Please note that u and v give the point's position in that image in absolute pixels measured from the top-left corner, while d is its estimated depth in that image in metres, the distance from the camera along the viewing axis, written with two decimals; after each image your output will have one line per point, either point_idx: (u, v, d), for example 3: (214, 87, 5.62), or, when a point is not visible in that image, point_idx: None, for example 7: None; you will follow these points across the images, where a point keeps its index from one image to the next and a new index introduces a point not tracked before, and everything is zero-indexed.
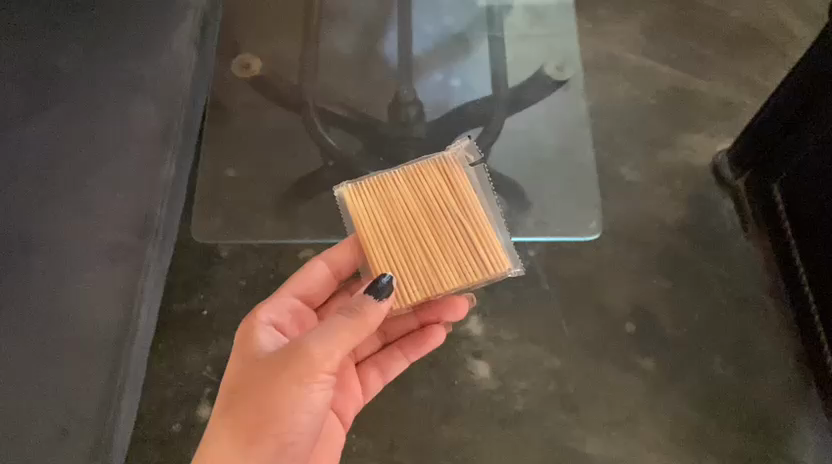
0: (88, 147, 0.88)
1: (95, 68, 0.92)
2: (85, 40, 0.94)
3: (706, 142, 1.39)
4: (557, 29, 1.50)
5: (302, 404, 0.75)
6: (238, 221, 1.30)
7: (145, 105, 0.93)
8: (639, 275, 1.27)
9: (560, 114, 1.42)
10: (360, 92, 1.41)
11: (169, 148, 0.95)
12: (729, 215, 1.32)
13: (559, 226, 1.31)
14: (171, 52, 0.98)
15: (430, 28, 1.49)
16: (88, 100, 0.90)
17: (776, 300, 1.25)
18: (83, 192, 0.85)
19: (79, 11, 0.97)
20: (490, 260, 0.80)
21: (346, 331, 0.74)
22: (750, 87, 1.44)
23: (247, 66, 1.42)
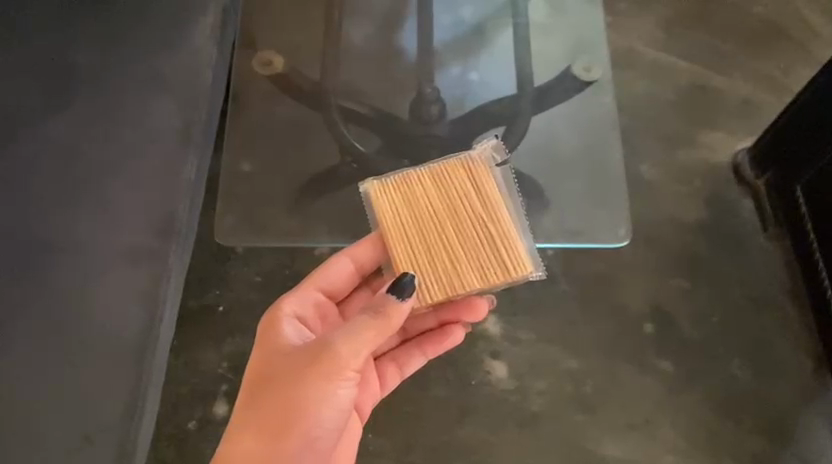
0: (107, 149, 0.87)
1: (114, 67, 0.92)
2: (103, 38, 0.93)
3: (726, 140, 1.37)
4: (583, 25, 1.45)
5: (328, 401, 0.75)
6: (253, 217, 1.29)
7: (165, 105, 0.92)
8: (657, 275, 1.25)
9: (587, 114, 1.39)
10: (376, 85, 1.38)
11: (191, 146, 0.93)
12: (748, 215, 1.30)
13: (585, 233, 1.28)
14: (192, 49, 0.97)
15: (447, 20, 1.46)
16: (107, 100, 0.89)
17: (795, 302, 1.24)
18: (101, 195, 0.85)
19: (97, 8, 0.95)
20: (513, 264, 0.78)
21: (371, 330, 0.74)
22: (769, 85, 1.42)
23: (268, 64, 1.38)
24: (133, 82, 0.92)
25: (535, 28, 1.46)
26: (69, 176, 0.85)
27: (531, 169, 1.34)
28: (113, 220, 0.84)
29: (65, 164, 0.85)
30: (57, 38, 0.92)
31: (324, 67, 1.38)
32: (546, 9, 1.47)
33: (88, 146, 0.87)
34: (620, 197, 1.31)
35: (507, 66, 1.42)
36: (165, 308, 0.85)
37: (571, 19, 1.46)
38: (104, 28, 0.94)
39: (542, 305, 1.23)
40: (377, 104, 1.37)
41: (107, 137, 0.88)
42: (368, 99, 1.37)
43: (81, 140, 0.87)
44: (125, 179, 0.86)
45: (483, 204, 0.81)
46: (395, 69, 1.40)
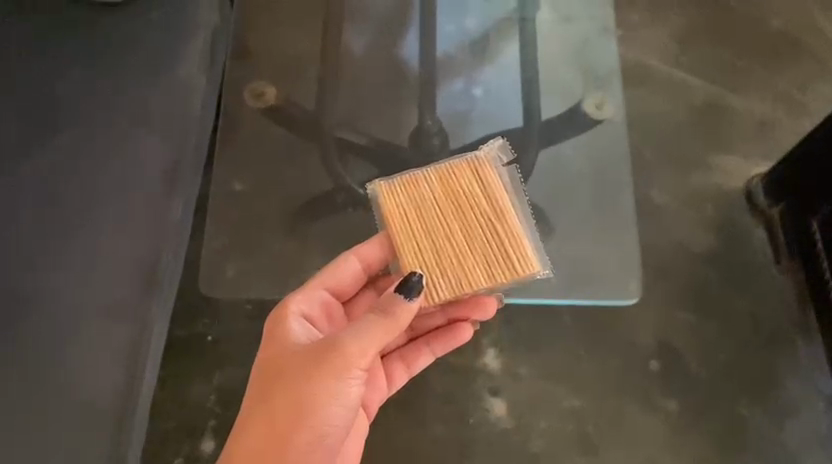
0: (86, 195, 0.81)
1: (98, 102, 0.86)
2: (86, 70, 0.87)
3: (740, 164, 1.31)
4: (595, 54, 1.35)
5: (337, 401, 0.72)
6: (244, 240, 1.22)
7: (151, 144, 0.86)
8: (665, 309, 1.21)
9: (600, 150, 1.28)
10: (375, 100, 1.32)
11: (178, 188, 0.87)
12: (761, 245, 1.25)
13: (591, 269, 1.20)
14: (179, 79, 0.90)
15: (452, 29, 1.39)
16: (91, 140, 0.84)
17: (807, 339, 1.19)
18: (79, 245, 0.79)
19: (79, 35, 0.89)
20: (520, 261, 0.77)
21: (379, 329, 0.72)
22: (788, 104, 1.35)
23: (261, 95, 1.30)
24: (115, 118, 0.86)
25: (543, 56, 1.36)
26: (45, 224, 0.79)
27: (534, 193, 1.25)
28: (93, 273, 0.79)
29: (41, 210, 0.80)
30: (36, 69, 0.87)
31: (320, 99, 1.30)
32: (555, 35, 1.37)
33: (66, 190, 0.81)
34: (631, 237, 1.23)
35: (513, 80, 1.35)
36: (147, 366, 0.80)
37: (581, 44, 1.36)
38: (86, 58, 0.88)
39: (543, 338, 1.19)
40: (376, 122, 1.30)
41: (86, 180, 0.82)
42: (366, 116, 1.31)
43: (59, 183, 0.81)
44: (107, 227, 0.81)
45: (489, 203, 0.80)
46: (396, 83, 1.33)
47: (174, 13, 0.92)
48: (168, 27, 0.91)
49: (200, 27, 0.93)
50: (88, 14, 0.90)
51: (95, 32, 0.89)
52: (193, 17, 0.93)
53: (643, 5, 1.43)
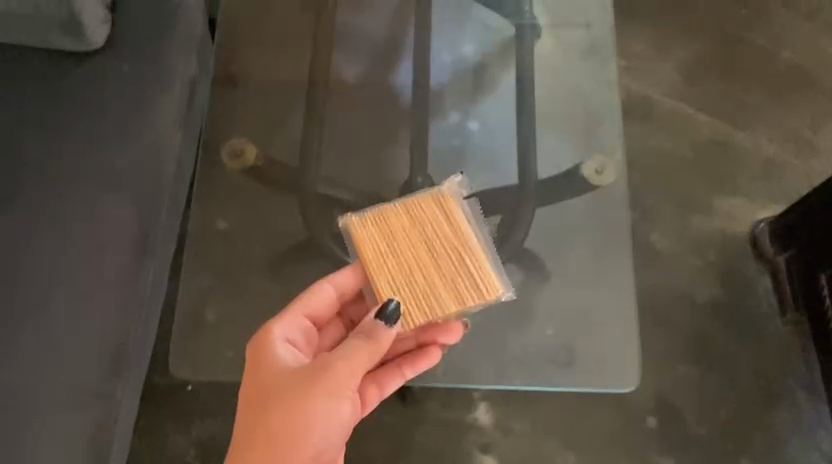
0: (47, 273, 0.75)
1: (65, 163, 0.80)
2: (52, 127, 0.81)
3: (746, 207, 1.25)
4: (599, 99, 1.25)
5: (330, 421, 0.73)
6: (229, 281, 1.16)
7: (119, 214, 0.80)
8: (663, 362, 1.16)
9: (601, 218, 1.19)
10: (366, 133, 1.23)
11: (149, 259, 0.83)
12: (765, 295, 1.21)
13: (589, 342, 1.14)
14: (151, 140, 0.83)
15: (448, 57, 1.31)
16: (56, 207, 0.78)
17: (810, 396, 1.15)
18: (36, 332, 0.73)
19: (47, 87, 0.83)
20: (486, 284, 0.77)
21: (364, 353, 0.73)
22: (797, 143, 1.30)
23: (239, 155, 1.17)
24: (82, 184, 0.79)
25: (543, 98, 1.27)
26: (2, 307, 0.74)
27: (534, 241, 1.19)
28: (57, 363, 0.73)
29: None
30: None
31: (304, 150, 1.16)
32: (555, 75, 1.28)
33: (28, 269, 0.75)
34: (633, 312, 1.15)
35: (511, 115, 1.28)
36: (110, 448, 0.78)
37: (585, 86, 1.27)
38: (50, 115, 0.82)
39: (538, 392, 1.13)
40: (367, 157, 1.22)
41: (49, 257, 0.76)
42: (356, 151, 1.22)
43: (18, 258, 0.76)
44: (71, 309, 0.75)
45: (453, 229, 0.79)
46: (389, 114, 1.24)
47: (147, 64, 0.85)
48: (141, 80, 0.85)
49: (175, 79, 0.87)
50: (56, 65, 0.84)
51: (63, 86, 0.83)
52: (168, 69, 0.86)
53: (647, 35, 1.37)
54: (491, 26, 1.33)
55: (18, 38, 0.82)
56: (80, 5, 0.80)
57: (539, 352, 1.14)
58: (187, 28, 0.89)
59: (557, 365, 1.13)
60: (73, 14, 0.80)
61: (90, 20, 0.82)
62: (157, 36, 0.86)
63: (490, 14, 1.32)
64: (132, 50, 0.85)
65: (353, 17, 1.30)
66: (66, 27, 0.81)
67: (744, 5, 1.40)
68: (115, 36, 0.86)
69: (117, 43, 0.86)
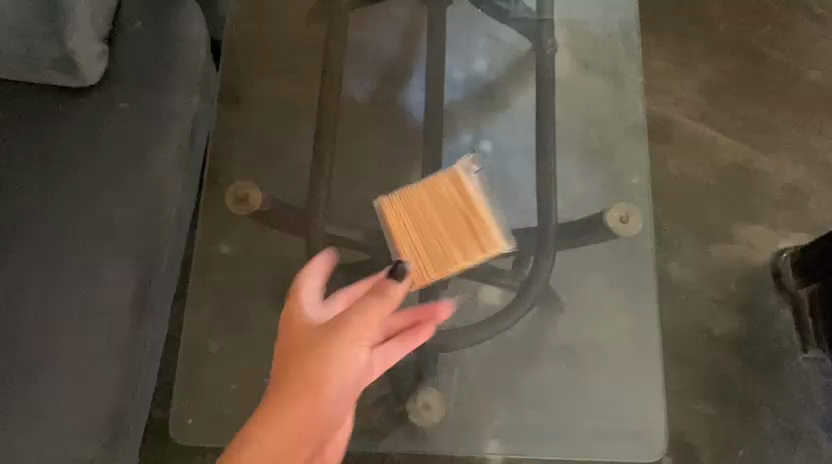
0: (48, 329, 0.76)
1: (62, 221, 0.79)
2: (49, 181, 0.80)
3: (767, 236, 1.21)
4: (619, 122, 1.17)
5: (349, 369, 0.60)
6: (233, 311, 1.09)
7: (118, 268, 0.79)
8: (679, 399, 1.13)
9: (621, 267, 1.10)
10: (375, 156, 1.19)
11: (146, 316, 0.82)
12: (786, 329, 1.16)
13: (604, 380, 1.07)
14: (150, 191, 0.82)
15: (460, 74, 1.25)
16: (53, 266, 0.78)
17: (831, 436, 1.11)
18: (35, 391, 0.74)
19: (44, 136, 0.81)
20: (489, 237, 0.79)
21: (380, 305, 0.63)
22: (822, 168, 1.25)
23: (243, 200, 1.04)
24: (81, 236, 0.79)
25: (559, 121, 1.20)
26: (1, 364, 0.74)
27: (557, 280, 1.12)
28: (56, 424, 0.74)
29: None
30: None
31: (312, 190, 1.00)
32: (572, 97, 1.21)
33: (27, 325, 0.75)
34: (654, 349, 1.07)
35: (525, 137, 1.23)
36: None
37: (604, 108, 1.19)
38: (49, 159, 0.80)
39: (556, 431, 1.05)
40: (377, 182, 1.17)
41: (48, 311, 0.76)
42: (365, 174, 1.17)
43: (16, 314, 0.76)
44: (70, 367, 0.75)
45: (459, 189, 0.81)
46: (399, 136, 1.20)
47: (146, 101, 0.84)
48: (140, 119, 0.83)
49: (176, 118, 0.85)
50: (53, 102, 0.83)
51: (60, 125, 0.82)
52: (169, 108, 0.84)
53: (669, 50, 1.32)
54: (504, 41, 1.26)
55: (9, 71, 0.79)
56: (74, 43, 0.76)
57: (553, 390, 1.07)
58: (188, 62, 0.86)
59: (570, 403, 1.06)
60: (66, 51, 0.76)
61: (85, 57, 0.78)
62: (158, 72, 0.85)
63: (504, 28, 1.25)
64: (131, 86, 0.84)
65: (365, 30, 1.22)
66: (59, 64, 0.77)
67: (770, 20, 1.35)
68: (113, 70, 0.84)
69: (116, 78, 0.84)
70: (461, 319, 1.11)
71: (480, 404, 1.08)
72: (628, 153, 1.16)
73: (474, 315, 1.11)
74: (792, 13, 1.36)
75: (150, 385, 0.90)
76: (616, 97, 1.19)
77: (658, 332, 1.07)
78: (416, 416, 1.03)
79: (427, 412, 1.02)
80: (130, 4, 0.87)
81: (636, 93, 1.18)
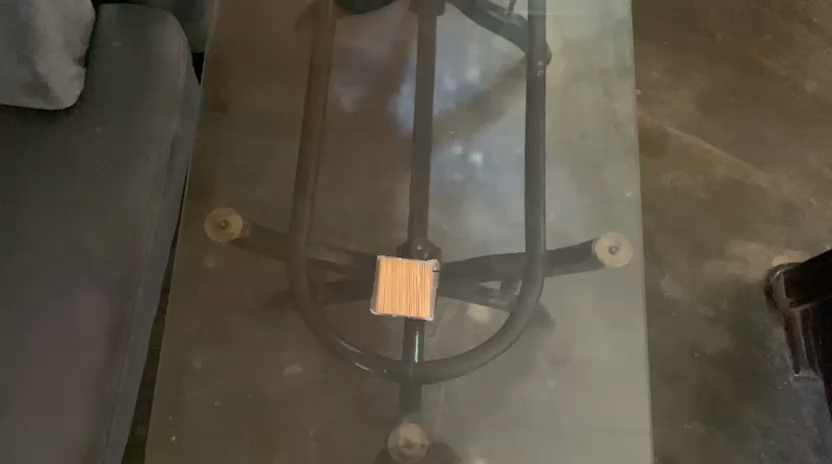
0: (16, 364, 0.74)
1: (37, 245, 0.77)
2: (23, 206, 0.78)
3: (761, 252, 1.20)
4: (610, 138, 1.15)
5: None
6: (217, 327, 1.05)
7: (92, 300, 0.78)
8: (670, 419, 1.12)
9: (614, 282, 1.08)
10: (362, 169, 1.16)
11: (123, 345, 0.80)
12: (777, 348, 1.15)
13: (593, 400, 1.04)
14: (128, 216, 0.80)
15: (451, 83, 1.21)
16: (24, 292, 0.76)
17: (821, 457, 1.10)
18: (4, 428, 0.72)
19: (20, 158, 0.79)
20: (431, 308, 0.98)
21: None
22: (817, 183, 1.24)
23: (224, 226, 1.02)
24: (53, 266, 0.77)
25: (550, 133, 1.16)
26: None
27: (547, 298, 1.10)
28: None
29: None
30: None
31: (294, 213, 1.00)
32: (565, 108, 1.17)
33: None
34: (640, 366, 1.04)
35: (516, 149, 1.18)
36: None
37: (595, 121, 1.16)
38: (21, 186, 0.79)
39: (543, 451, 1.04)
40: (365, 194, 1.16)
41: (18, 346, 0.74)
42: (353, 187, 1.16)
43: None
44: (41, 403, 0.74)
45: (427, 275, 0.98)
46: (387, 149, 1.17)
47: (123, 123, 0.81)
48: (116, 144, 0.81)
49: (154, 141, 0.82)
50: (26, 127, 0.81)
51: (33, 151, 0.80)
52: (147, 131, 0.82)
53: (665, 60, 1.30)
54: (496, 49, 1.22)
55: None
56: (46, 69, 0.74)
57: (543, 408, 1.07)
58: (166, 82, 0.84)
59: (558, 422, 1.05)
60: (38, 76, 0.74)
61: (58, 80, 0.76)
62: (134, 94, 0.82)
63: (496, 36, 1.22)
64: (107, 109, 0.81)
65: (355, 38, 1.19)
66: (30, 88, 0.75)
67: (768, 30, 1.32)
68: (88, 93, 0.82)
69: (92, 101, 0.82)
70: (447, 342, 1.09)
71: (468, 422, 1.07)
72: (618, 171, 1.14)
73: (460, 338, 1.08)
74: (790, 22, 1.33)
75: (129, 410, 0.88)
76: (607, 111, 1.16)
77: (644, 345, 1.05)
78: (398, 453, 0.99)
79: (411, 450, 0.99)
80: (107, 21, 0.84)
81: (627, 110, 1.14)
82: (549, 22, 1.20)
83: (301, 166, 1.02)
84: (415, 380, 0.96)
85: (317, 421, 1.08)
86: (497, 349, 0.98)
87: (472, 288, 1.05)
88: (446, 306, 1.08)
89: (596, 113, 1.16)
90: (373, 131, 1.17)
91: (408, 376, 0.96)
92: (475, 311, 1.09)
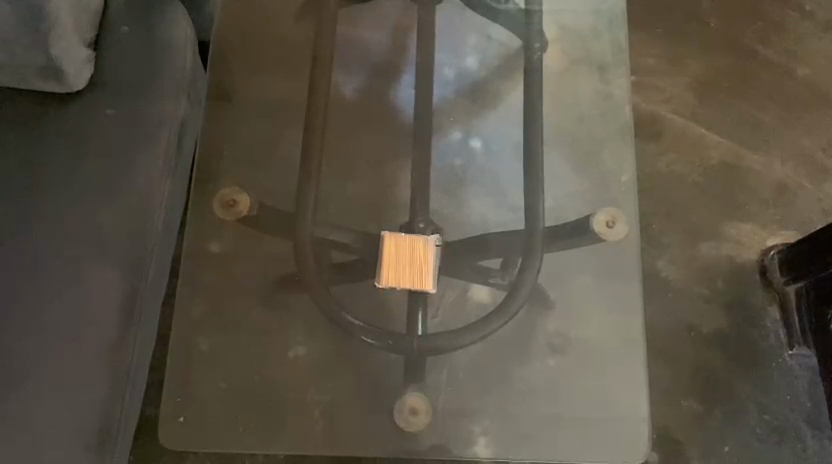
0: (31, 341, 0.76)
1: (51, 224, 0.80)
2: (36, 187, 0.81)
3: (756, 234, 1.22)
4: (607, 123, 1.17)
5: None
6: (223, 310, 1.07)
7: (102, 278, 0.80)
8: (668, 396, 1.14)
9: (614, 265, 1.11)
10: (365, 155, 1.18)
11: (135, 323, 0.82)
12: (772, 325, 1.18)
13: (593, 380, 1.06)
14: (137, 197, 0.82)
15: (451, 72, 1.23)
16: (38, 269, 0.78)
17: (815, 431, 1.13)
18: (23, 400, 0.75)
19: (33, 141, 0.82)
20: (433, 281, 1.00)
21: None
22: (810, 166, 1.26)
23: (232, 205, 1.06)
24: (65, 246, 0.79)
25: (549, 119, 1.18)
26: None
27: (545, 277, 1.12)
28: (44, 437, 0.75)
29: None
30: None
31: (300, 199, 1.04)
32: (563, 96, 1.19)
33: (10, 337, 0.76)
34: (638, 350, 1.08)
35: (515, 135, 1.20)
36: None
37: (593, 105, 1.18)
38: (33, 166, 0.81)
39: (544, 428, 1.05)
40: (366, 180, 1.18)
41: (32, 322, 0.77)
42: (356, 172, 1.18)
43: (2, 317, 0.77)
44: (56, 378, 0.76)
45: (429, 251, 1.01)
46: (388, 138, 1.19)
47: (132, 108, 0.84)
48: (127, 126, 0.83)
49: (165, 124, 0.85)
50: (39, 109, 0.83)
51: (46, 133, 0.82)
52: (157, 114, 0.84)
53: (659, 48, 1.32)
54: (495, 38, 1.24)
55: None
56: (58, 51, 0.76)
57: (544, 388, 1.07)
58: (175, 68, 0.86)
59: (558, 400, 1.06)
60: (50, 58, 0.76)
61: (70, 63, 0.79)
62: (145, 78, 0.85)
63: (494, 26, 1.24)
64: (118, 93, 0.84)
65: (355, 27, 1.21)
66: (44, 71, 0.78)
67: (760, 16, 1.35)
68: (99, 76, 0.84)
69: (103, 84, 0.84)
70: (451, 319, 1.09)
71: (472, 401, 1.07)
72: (614, 154, 1.16)
73: (463, 315, 1.09)
74: (782, 9, 1.36)
75: (140, 388, 0.90)
76: (604, 95, 1.18)
77: (642, 329, 1.09)
78: (404, 421, 1.04)
79: (415, 417, 1.04)
80: (116, 7, 0.86)
81: (623, 94, 1.17)
82: (545, 11, 1.23)
83: (309, 146, 1.05)
84: (420, 351, 1.04)
85: (322, 401, 1.06)
86: (496, 324, 1.03)
87: (472, 268, 1.08)
88: (446, 286, 1.09)
89: (594, 98, 1.18)
90: (373, 117, 1.19)
91: (412, 350, 1.03)
92: (476, 289, 1.10)
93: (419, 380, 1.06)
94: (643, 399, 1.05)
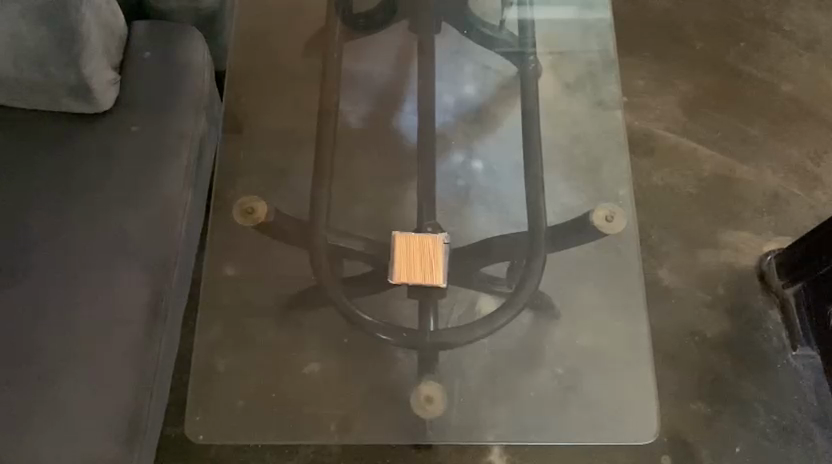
0: (59, 339, 0.81)
1: (83, 229, 0.86)
2: (70, 196, 0.87)
3: (752, 241, 1.26)
4: (599, 133, 1.21)
5: None
6: (241, 335, 1.07)
7: (131, 279, 0.85)
8: (677, 399, 1.15)
9: (618, 279, 1.15)
10: (370, 177, 1.23)
11: (160, 323, 0.85)
12: (774, 328, 1.21)
13: (603, 380, 1.07)
14: (161, 203, 0.88)
15: (449, 98, 1.28)
16: (71, 270, 0.84)
17: (823, 429, 1.15)
18: (58, 393, 0.79)
19: (68, 156, 0.89)
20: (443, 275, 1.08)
21: None
22: (800, 175, 1.31)
23: (251, 212, 1.09)
24: (93, 250, 0.85)
25: (545, 141, 1.24)
26: (32, 366, 0.79)
27: (546, 285, 1.14)
28: (72, 427, 0.78)
29: (9, 361, 0.79)
30: (10, 198, 0.87)
31: (314, 206, 1.13)
32: (558, 117, 1.24)
33: (45, 334, 0.81)
34: (644, 353, 1.08)
35: (515, 157, 1.25)
36: None
37: (588, 123, 1.22)
38: (66, 178, 0.88)
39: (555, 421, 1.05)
40: (372, 199, 1.22)
41: (62, 322, 0.81)
42: (362, 195, 1.22)
43: (40, 316, 0.81)
44: (84, 370, 0.80)
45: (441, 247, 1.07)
46: (393, 161, 1.24)
47: (156, 125, 0.91)
48: (152, 140, 0.90)
49: (185, 139, 0.92)
50: (71, 128, 0.90)
51: (75, 151, 0.89)
52: (177, 129, 0.91)
53: (647, 69, 1.39)
54: (490, 66, 1.29)
55: (31, 95, 0.88)
56: (88, 71, 0.85)
57: (554, 395, 1.07)
58: (194, 89, 0.94)
59: (566, 407, 1.05)
60: (81, 78, 0.85)
61: (99, 83, 0.87)
62: (164, 95, 0.92)
63: (490, 56, 1.29)
64: (140, 110, 0.91)
65: (356, 60, 1.26)
66: (75, 90, 0.86)
67: (742, 38, 1.42)
68: (124, 97, 0.92)
69: (129, 104, 0.91)
70: (448, 334, 1.06)
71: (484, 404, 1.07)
72: (613, 167, 1.20)
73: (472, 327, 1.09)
74: (763, 30, 1.43)
75: (164, 391, 0.93)
76: (597, 105, 1.22)
77: (648, 335, 1.09)
78: (419, 408, 1.03)
79: (431, 405, 1.03)
80: (137, 34, 0.94)
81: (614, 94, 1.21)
82: (542, 54, 1.30)
83: (319, 159, 1.17)
84: (433, 346, 1.06)
85: (335, 415, 1.06)
86: (503, 320, 1.08)
87: (476, 276, 1.10)
88: (454, 301, 1.09)
89: (589, 108, 1.22)
90: (378, 141, 1.24)
91: (426, 344, 1.06)
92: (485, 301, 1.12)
93: (434, 371, 1.06)
94: (651, 397, 1.04)
